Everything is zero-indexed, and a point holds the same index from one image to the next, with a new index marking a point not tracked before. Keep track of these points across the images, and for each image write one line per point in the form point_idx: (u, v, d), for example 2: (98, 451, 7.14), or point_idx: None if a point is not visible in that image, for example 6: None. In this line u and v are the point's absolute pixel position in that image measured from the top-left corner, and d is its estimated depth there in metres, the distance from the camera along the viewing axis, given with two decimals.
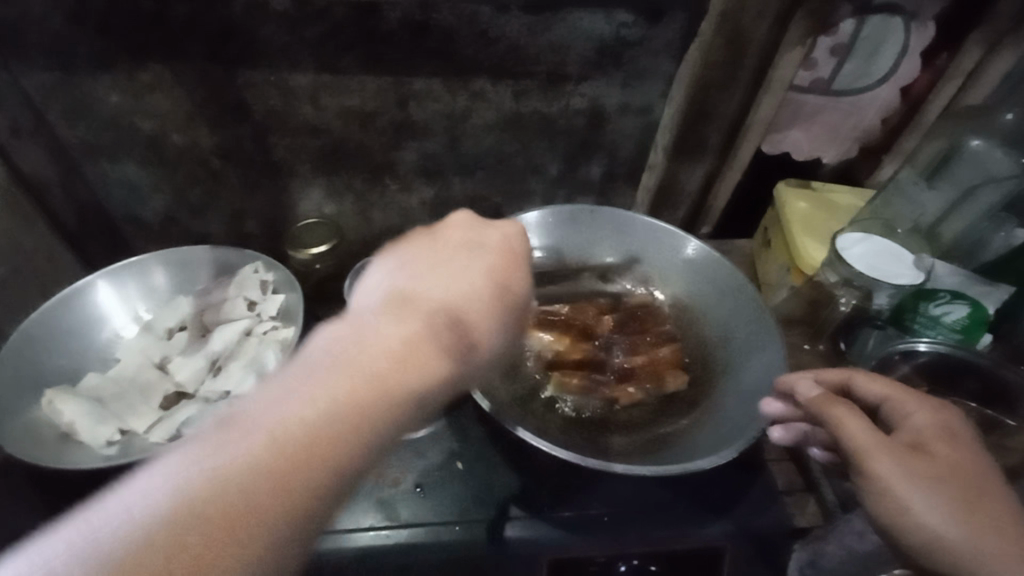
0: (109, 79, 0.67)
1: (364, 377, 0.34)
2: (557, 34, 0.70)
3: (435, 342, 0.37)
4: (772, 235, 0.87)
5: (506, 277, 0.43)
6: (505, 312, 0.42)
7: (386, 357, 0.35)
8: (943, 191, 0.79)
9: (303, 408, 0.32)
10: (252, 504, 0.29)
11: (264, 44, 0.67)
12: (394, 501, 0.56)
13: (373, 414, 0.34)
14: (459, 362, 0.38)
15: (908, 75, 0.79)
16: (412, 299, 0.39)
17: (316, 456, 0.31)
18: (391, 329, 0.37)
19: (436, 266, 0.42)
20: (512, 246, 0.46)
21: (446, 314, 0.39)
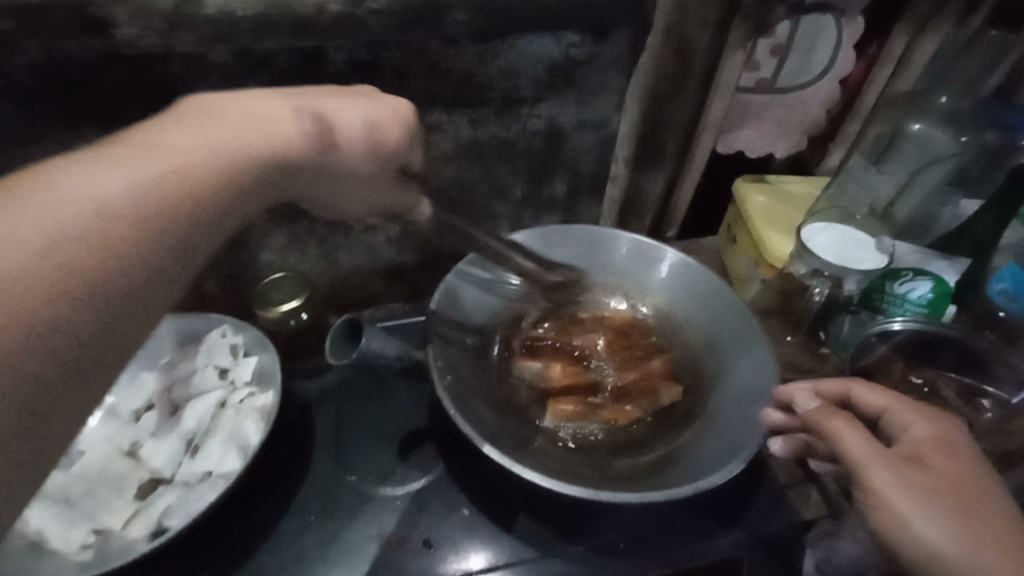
0: (38, 152, 0.63)
1: (238, 135, 0.42)
2: (507, 60, 0.70)
3: (302, 129, 0.45)
4: (736, 232, 0.89)
5: (382, 116, 0.51)
6: (379, 138, 0.50)
7: (260, 130, 0.43)
8: (892, 173, 0.83)
9: (181, 145, 0.39)
10: (141, 204, 0.36)
11: (207, 99, 0.64)
12: (402, 562, 0.53)
13: (247, 165, 0.42)
14: (320, 156, 0.47)
15: (844, 67, 0.83)
16: (287, 101, 0.47)
17: (196, 176, 0.39)
18: (264, 112, 0.44)
19: (314, 98, 0.49)
20: (402, 114, 0.52)
21: (316, 120, 0.47)
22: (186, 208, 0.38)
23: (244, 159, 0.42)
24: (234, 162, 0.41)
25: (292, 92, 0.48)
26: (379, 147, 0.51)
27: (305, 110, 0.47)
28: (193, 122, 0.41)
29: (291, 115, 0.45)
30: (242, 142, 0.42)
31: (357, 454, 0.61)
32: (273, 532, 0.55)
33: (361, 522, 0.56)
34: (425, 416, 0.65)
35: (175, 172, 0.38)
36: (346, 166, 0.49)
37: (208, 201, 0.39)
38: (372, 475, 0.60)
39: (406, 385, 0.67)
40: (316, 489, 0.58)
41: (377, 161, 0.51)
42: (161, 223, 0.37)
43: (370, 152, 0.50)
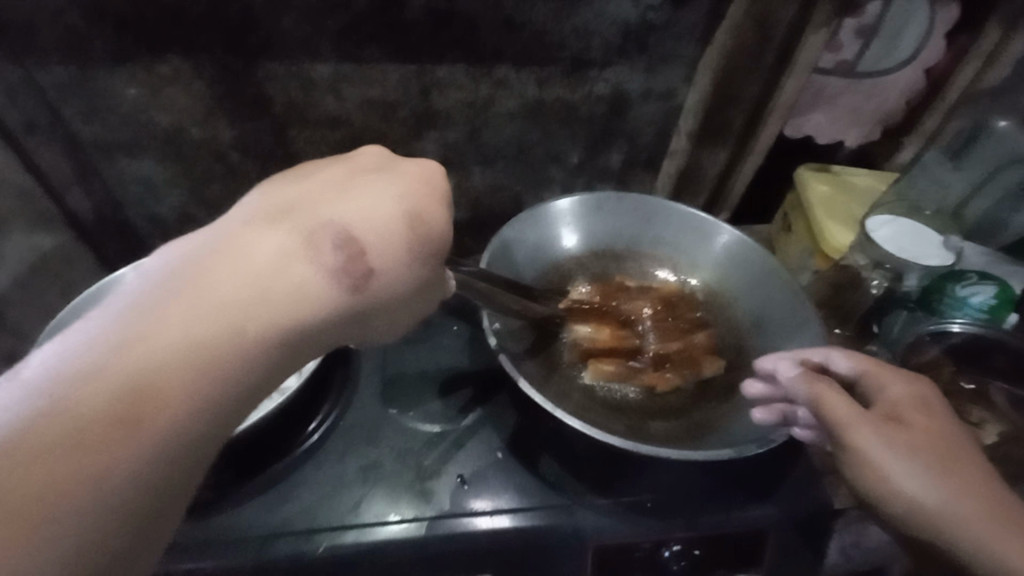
0: (125, 72, 0.66)
1: (234, 305, 0.32)
2: (581, 19, 0.69)
3: (318, 268, 0.35)
4: (792, 220, 0.87)
5: (416, 196, 0.41)
6: (416, 244, 0.40)
7: (266, 286, 0.34)
8: (968, 171, 0.82)
9: (162, 334, 0.31)
10: (95, 441, 0.28)
11: (286, 34, 0.66)
12: (436, 493, 0.55)
13: (262, 336, 0.33)
14: (358, 292, 0.36)
15: (930, 56, 0.79)
16: (296, 225, 0.36)
17: (186, 365, 0.31)
18: (269, 249, 0.35)
19: (341, 193, 0.39)
20: (432, 183, 0.43)
21: (345, 241, 0.37)
22: (157, 424, 0.29)
23: (243, 337, 0.32)
24: (250, 338, 0.32)
25: (301, 200, 0.38)
26: (419, 251, 0.40)
27: (317, 234, 0.36)
28: (179, 286, 0.32)
29: (301, 249, 0.35)
30: (238, 312, 0.32)
31: (398, 390, 0.64)
32: (316, 452, 0.58)
33: (399, 452, 0.59)
34: (466, 362, 0.67)
35: (161, 359, 0.30)
36: (383, 292, 0.38)
37: (194, 404, 0.31)
38: (413, 410, 0.62)
39: (452, 333, 0.70)
40: (360, 419, 0.61)
41: (417, 271, 0.40)
42: (144, 444, 0.29)
43: (409, 264, 0.39)
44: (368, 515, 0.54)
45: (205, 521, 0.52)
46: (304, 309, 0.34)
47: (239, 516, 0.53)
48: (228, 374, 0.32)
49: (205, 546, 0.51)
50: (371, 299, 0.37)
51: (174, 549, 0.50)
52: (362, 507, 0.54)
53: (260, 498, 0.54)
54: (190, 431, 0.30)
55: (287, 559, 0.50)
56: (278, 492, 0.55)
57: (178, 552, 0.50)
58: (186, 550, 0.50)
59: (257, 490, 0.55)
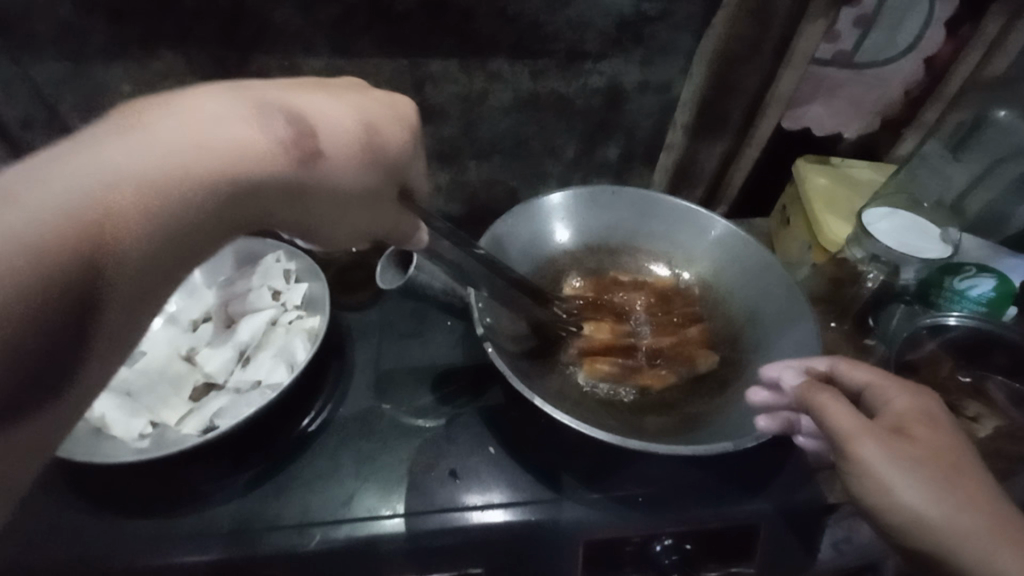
0: (120, 68, 0.66)
1: (190, 148, 0.36)
2: (576, 10, 0.69)
3: (269, 134, 0.39)
4: (790, 214, 0.86)
5: (376, 114, 0.46)
6: (371, 145, 0.44)
7: (221, 140, 0.37)
8: (969, 163, 0.81)
9: (121, 162, 0.34)
10: (55, 238, 0.31)
11: (277, 27, 0.65)
12: (429, 487, 0.56)
13: (224, 181, 0.37)
14: (309, 167, 0.41)
15: (932, 46, 0.78)
16: (252, 98, 0.40)
17: (150, 191, 0.34)
18: (225, 110, 0.38)
19: (303, 91, 0.44)
20: (399, 108, 0.49)
21: (302, 123, 0.41)
22: (116, 233, 0.33)
23: (192, 177, 0.35)
24: (211, 181, 0.36)
25: (260, 84, 0.42)
26: (372, 155, 0.44)
27: (270, 107, 0.40)
28: (138, 131, 0.36)
29: (254, 120, 0.39)
30: (193, 154, 0.36)
31: (392, 384, 0.64)
32: (311, 447, 0.58)
33: (393, 446, 0.59)
34: (460, 358, 0.67)
35: (128, 182, 0.34)
36: (334, 176, 0.42)
37: (151, 226, 0.34)
38: (407, 405, 0.63)
39: (446, 328, 0.70)
40: (354, 414, 0.61)
41: (366, 172, 0.44)
42: (105, 247, 0.32)
43: (361, 161, 0.44)
44: (361, 508, 0.54)
45: (199, 515, 0.52)
46: (249, 164, 0.38)
47: (232, 509, 0.53)
48: (178, 206, 0.35)
49: (198, 538, 0.51)
50: (321, 178, 0.42)
51: (166, 542, 0.50)
52: (354, 500, 0.54)
53: (253, 492, 0.55)
54: (137, 249, 0.34)
55: (281, 552, 0.51)
56: (272, 486, 0.55)
57: (171, 545, 0.50)
58: (180, 543, 0.50)
59: (251, 484, 0.55)
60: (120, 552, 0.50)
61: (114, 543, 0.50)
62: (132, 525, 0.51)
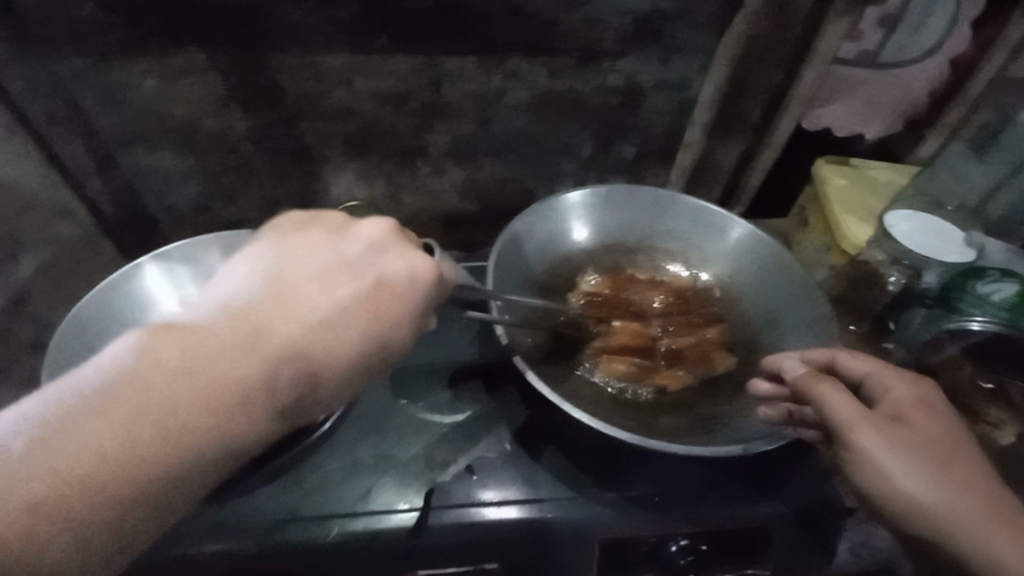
0: (142, 65, 0.67)
1: (184, 393, 0.34)
2: (594, 8, 0.68)
3: (269, 396, 0.36)
4: (809, 214, 0.86)
5: (383, 296, 0.41)
6: (379, 356, 0.40)
7: (212, 370, 0.35)
8: (993, 164, 0.79)
9: (107, 432, 0.33)
10: (25, 518, 0.31)
11: (297, 25, 0.66)
12: (444, 483, 0.56)
13: (202, 436, 0.34)
14: (294, 408, 0.37)
15: (956, 46, 0.76)
16: (253, 333, 0.37)
17: (125, 457, 0.33)
18: (222, 411, 0.35)
19: (314, 280, 0.40)
20: (416, 288, 0.42)
21: (296, 350, 0.37)
22: (90, 512, 0.32)
23: (184, 439, 0.34)
24: (185, 443, 0.34)
25: (263, 300, 0.39)
26: (383, 363, 0.41)
27: (274, 354, 0.37)
28: (136, 384, 0.34)
29: (257, 376, 0.36)
30: (188, 406, 0.34)
31: (407, 381, 0.64)
32: (327, 441, 0.59)
33: (407, 442, 0.59)
34: (474, 355, 0.67)
35: (109, 447, 0.33)
36: (321, 395, 0.38)
37: (107, 515, 0.32)
38: (422, 402, 0.63)
39: (462, 325, 0.70)
40: (369, 409, 0.62)
41: (370, 379, 0.41)
42: (69, 533, 0.31)
43: (353, 372, 0.39)
44: (377, 504, 0.54)
45: (218, 507, 0.53)
46: (241, 437, 0.35)
47: (251, 502, 0.54)
48: (148, 501, 0.33)
49: (218, 530, 0.52)
50: (313, 408, 0.39)
51: (186, 532, 0.51)
52: (370, 495, 0.55)
53: (271, 485, 0.55)
54: (114, 531, 0.32)
55: (299, 545, 0.51)
56: (290, 480, 0.56)
57: (192, 536, 0.51)
58: (200, 534, 0.51)
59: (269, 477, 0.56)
60: None
61: None
62: None
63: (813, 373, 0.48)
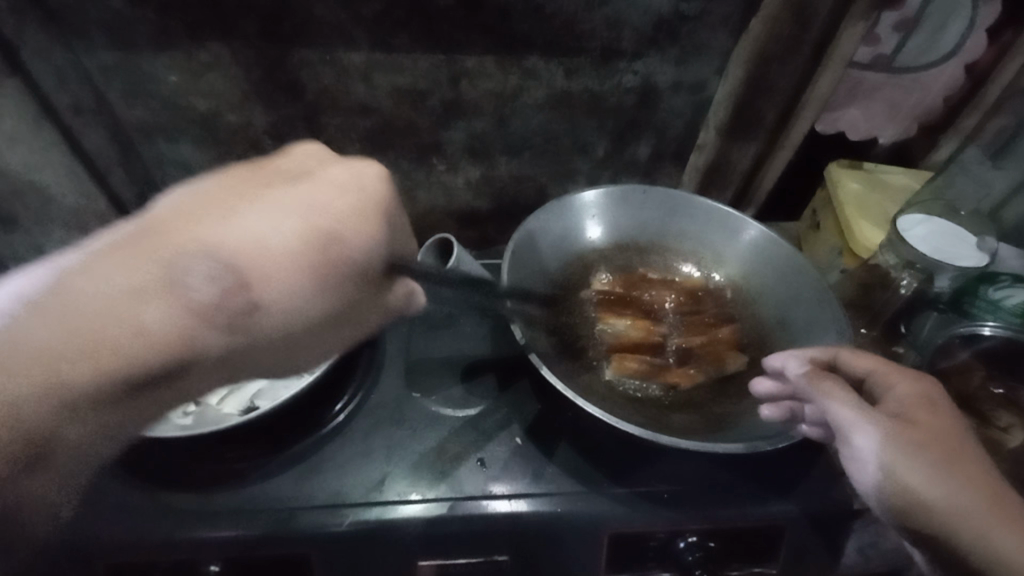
0: (167, 58, 0.68)
1: (131, 295, 0.38)
2: (612, 8, 0.69)
3: (189, 297, 0.39)
4: (821, 217, 0.86)
5: (323, 213, 0.43)
6: (318, 266, 0.42)
7: (151, 277, 0.39)
8: (1009, 170, 0.79)
9: (62, 324, 0.37)
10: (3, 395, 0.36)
11: (320, 21, 0.67)
12: (456, 474, 0.57)
13: (156, 333, 0.38)
14: (238, 312, 0.40)
15: (975, 51, 0.76)
16: (184, 245, 0.40)
17: (76, 345, 0.37)
18: (145, 311, 0.38)
19: (252, 194, 0.44)
20: (363, 192, 0.46)
21: (233, 258, 0.40)
22: (66, 389, 0.37)
23: (112, 337, 0.38)
24: (141, 337, 0.38)
25: (204, 207, 0.43)
26: (324, 277, 0.42)
27: (205, 258, 0.40)
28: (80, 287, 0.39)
29: (177, 283, 0.39)
30: (117, 305, 0.38)
31: (422, 374, 0.66)
32: (343, 431, 0.60)
33: (421, 434, 0.60)
34: (487, 350, 0.68)
35: (64, 338, 0.37)
36: (272, 303, 0.41)
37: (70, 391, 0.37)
38: (435, 395, 0.64)
39: (474, 320, 0.71)
40: (383, 400, 0.63)
41: (315, 301, 0.42)
42: (44, 404, 0.37)
43: (303, 281, 0.42)
44: (391, 493, 0.55)
45: (237, 492, 0.54)
46: (162, 343, 0.39)
47: (269, 487, 0.55)
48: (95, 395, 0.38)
49: (236, 513, 0.53)
50: (253, 329, 0.41)
51: (206, 516, 0.52)
52: (384, 485, 0.56)
53: (289, 472, 0.56)
54: (64, 414, 0.38)
55: (315, 530, 0.52)
56: (307, 467, 0.57)
57: (212, 519, 0.52)
58: (219, 517, 0.52)
59: (286, 464, 0.57)
60: (164, 523, 0.51)
61: (158, 515, 0.52)
62: (175, 498, 0.53)
63: (817, 372, 0.49)
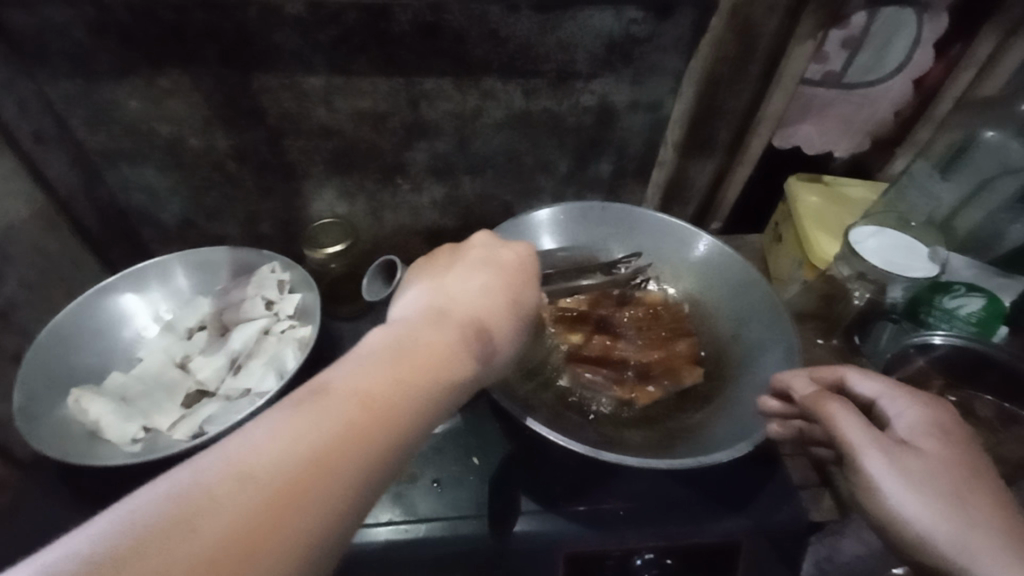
0: (127, 85, 0.69)
1: (425, 350, 0.39)
2: (566, 32, 0.70)
3: (469, 342, 0.42)
4: (782, 230, 0.87)
5: (519, 282, 0.49)
6: (526, 307, 0.48)
7: (430, 335, 0.41)
8: (958, 182, 0.79)
9: (357, 395, 0.35)
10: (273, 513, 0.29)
11: (278, 47, 0.68)
12: (411, 496, 0.56)
13: (439, 385, 0.38)
14: (490, 356, 0.43)
15: (921, 67, 0.78)
16: (442, 310, 0.44)
17: (375, 414, 0.35)
18: (441, 352, 0.40)
19: (460, 273, 0.48)
20: (527, 257, 0.51)
21: (481, 317, 0.44)
22: (352, 484, 0.32)
23: (425, 384, 0.38)
24: (429, 387, 0.38)
25: (439, 293, 0.46)
26: (525, 312, 0.48)
27: (462, 315, 0.44)
28: (387, 351, 0.39)
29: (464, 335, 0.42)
30: (424, 359, 0.39)
31: None
32: None
33: None
34: None
35: (348, 418, 0.34)
36: (509, 347, 0.45)
37: (344, 480, 0.32)
38: None
39: None
40: None
41: (528, 331, 0.48)
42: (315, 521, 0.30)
43: (519, 323, 0.47)
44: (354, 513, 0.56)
45: None
46: (450, 394, 0.39)
47: None
48: (367, 482, 0.33)
49: None
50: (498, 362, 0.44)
51: None
52: None
53: None
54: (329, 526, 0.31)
55: None
56: None
57: None
58: None
59: None
60: None
61: None
62: None
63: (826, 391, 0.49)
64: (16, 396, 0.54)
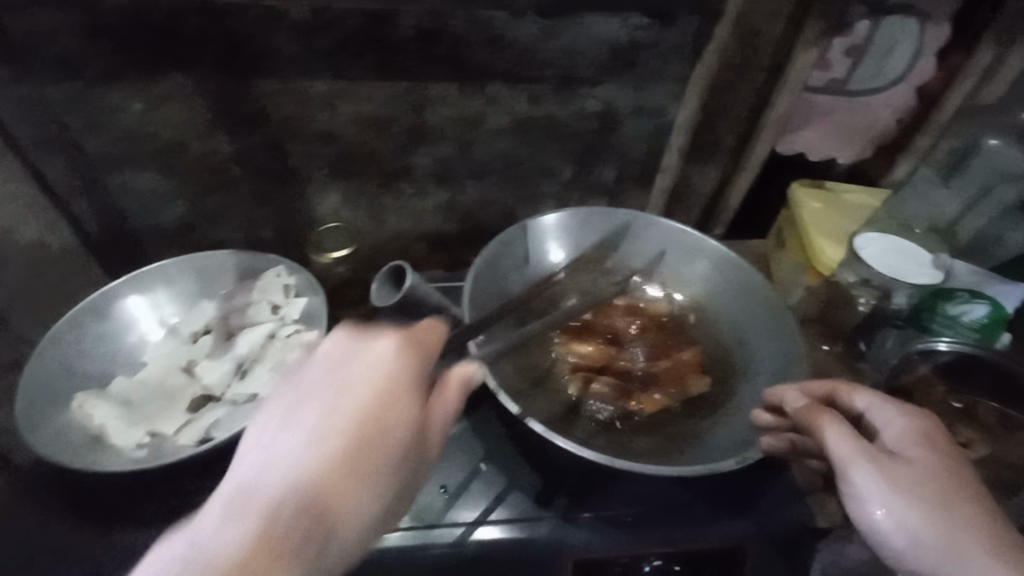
0: (127, 88, 0.68)
1: (227, 564, 0.32)
2: (570, 38, 0.71)
3: (294, 533, 0.34)
4: (786, 236, 0.88)
5: (378, 417, 0.39)
6: (386, 456, 0.38)
7: (241, 538, 0.33)
8: (959, 189, 0.80)
9: None
10: None
11: (282, 51, 0.68)
12: (418, 502, 0.56)
13: None
14: (323, 546, 0.34)
15: (921, 74, 0.79)
16: (263, 489, 0.35)
17: None
18: (251, 565, 0.32)
19: (304, 416, 0.38)
20: (396, 374, 0.40)
21: (311, 494, 0.35)
22: None
23: None
24: None
25: (271, 454, 0.37)
26: (384, 465, 0.38)
27: (290, 493, 0.35)
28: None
29: (287, 534, 0.33)
30: None
31: None
32: None
33: None
34: None
35: None
36: (355, 516, 0.37)
37: None
38: None
39: None
40: None
41: (394, 482, 0.39)
42: None
43: (378, 479, 0.38)
44: None
45: None
46: None
47: None
48: None
49: None
50: (338, 545, 0.36)
51: None
52: None
53: None
54: None
55: None
56: None
57: None
58: None
59: None
60: (119, 562, 0.52)
61: (111, 554, 0.53)
62: (130, 537, 0.54)
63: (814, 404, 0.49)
64: (20, 401, 0.53)
